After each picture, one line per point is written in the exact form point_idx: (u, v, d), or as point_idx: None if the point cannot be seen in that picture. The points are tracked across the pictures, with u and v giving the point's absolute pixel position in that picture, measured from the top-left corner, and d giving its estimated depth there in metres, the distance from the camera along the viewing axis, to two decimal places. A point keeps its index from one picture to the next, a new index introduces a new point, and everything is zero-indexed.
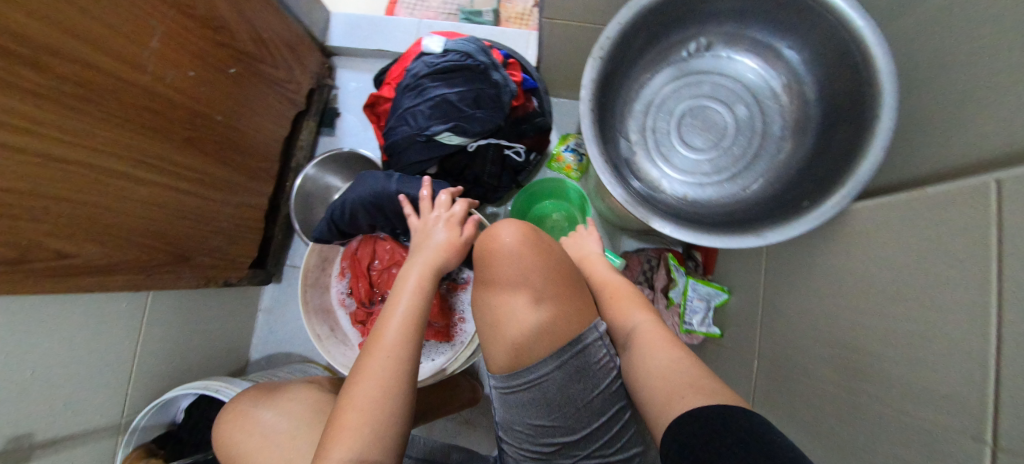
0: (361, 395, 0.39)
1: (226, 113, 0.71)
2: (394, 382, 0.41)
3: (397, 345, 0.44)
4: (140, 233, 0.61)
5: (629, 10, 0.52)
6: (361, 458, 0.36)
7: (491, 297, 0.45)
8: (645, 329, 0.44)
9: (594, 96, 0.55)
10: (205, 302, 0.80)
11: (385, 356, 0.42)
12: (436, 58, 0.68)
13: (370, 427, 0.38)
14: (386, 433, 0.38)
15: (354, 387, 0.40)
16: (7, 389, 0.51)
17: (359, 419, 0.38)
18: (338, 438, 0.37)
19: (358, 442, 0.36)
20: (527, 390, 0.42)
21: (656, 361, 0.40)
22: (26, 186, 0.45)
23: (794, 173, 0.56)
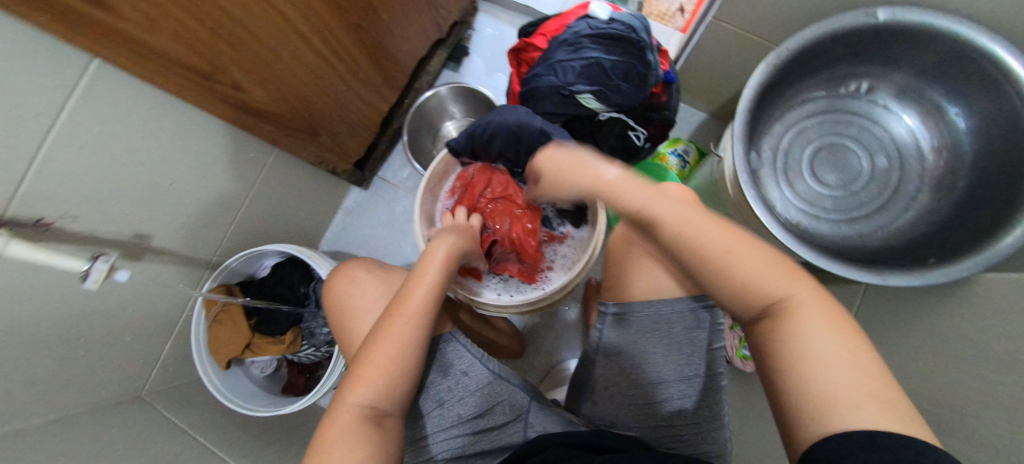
0: (380, 350, 0.42)
1: (390, 16, 0.75)
2: (413, 343, 0.43)
3: (424, 309, 0.46)
4: (290, 94, 0.65)
5: (818, 29, 0.53)
6: (370, 404, 0.39)
7: (647, 239, 0.51)
8: (802, 303, 0.30)
9: (753, 99, 0.58)
10: (305, 182, 0.87)
11: (407, 319, 0.45)
12: (600, 22, 0.70)
13: (385, 381, 0.41)
14: (396, 390, 0.41)
15: (377, 344, 0.43)
16: (146, 190, 0.58)
17: (379, 370, 0.41)
18: (357, 384, 0.40)
19: (370, 390, 0.40)
20: (654, 318, 0.49)
21: (828, 351, 0.27)
22: (230, 10, 0.48)
23: (918, 234, 0.57)
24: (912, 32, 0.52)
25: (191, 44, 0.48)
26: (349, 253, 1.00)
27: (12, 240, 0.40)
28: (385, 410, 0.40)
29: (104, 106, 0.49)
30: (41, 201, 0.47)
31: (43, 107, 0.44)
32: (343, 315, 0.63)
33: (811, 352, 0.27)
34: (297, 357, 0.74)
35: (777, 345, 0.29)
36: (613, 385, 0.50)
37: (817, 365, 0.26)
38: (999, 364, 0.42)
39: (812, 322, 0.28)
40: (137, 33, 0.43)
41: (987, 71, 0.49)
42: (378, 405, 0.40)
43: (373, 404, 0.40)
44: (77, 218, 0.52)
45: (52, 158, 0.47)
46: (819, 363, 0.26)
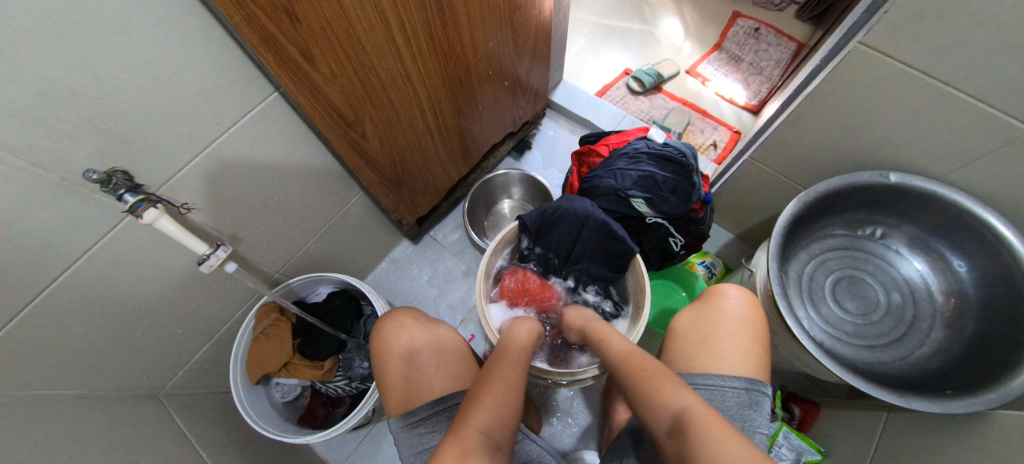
0: (494, 389, 0.48)
1: (482, 107, 0.92)
2: (517, 390, 0.49)
3: (523, 364, 0.54)
4: (398, 149, 0.78)
5: (839, 180, 0.67)
6: (490, 429, 0.43)
7: (709, 327, 0.61)
8: (699, 410, 0.41)
9: (787, 224, 0.68)
10: (372, 225, 0.96)
11: (509, 370, 0.52)
12: (657, 145, 0.85)
13: (499, 410, 0.45)
14: (504, 426, 0.44)
15: (487, 385, 0.48)
16: (256, 201, 0.68)
17: (492, 400, 0.46)
18: (472, 412, 0.44)
19: (488, 415, 0.44)
20: (705, 389, 0.54)
21: (709, 435, 0.38)
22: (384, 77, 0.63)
23: (936, 370, 0.62)
24: (914, 192, 0.65)
25: (349, 95, 0.61)
26: (386, 298, 1.04)
27: (161, 215, 0.49)
28: (498, 443, 0.42)
29: (263, 129, 0.61)
30: (184, 189, 0.56)
31: (225, 119, 0.55)
32: (387, 358, 0.62)
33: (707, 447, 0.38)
34: (326, 388, 0.74)
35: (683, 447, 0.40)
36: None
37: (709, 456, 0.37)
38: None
39: (700, 415, 0.41)
40: (320, 81, 0.56)
41: (981, 232, 0.60)
42: (493, 435, 0.42)
43: (488, 432, 0.42)
44: (200, 210, 0.60)
45: (209, 157, 0.57)
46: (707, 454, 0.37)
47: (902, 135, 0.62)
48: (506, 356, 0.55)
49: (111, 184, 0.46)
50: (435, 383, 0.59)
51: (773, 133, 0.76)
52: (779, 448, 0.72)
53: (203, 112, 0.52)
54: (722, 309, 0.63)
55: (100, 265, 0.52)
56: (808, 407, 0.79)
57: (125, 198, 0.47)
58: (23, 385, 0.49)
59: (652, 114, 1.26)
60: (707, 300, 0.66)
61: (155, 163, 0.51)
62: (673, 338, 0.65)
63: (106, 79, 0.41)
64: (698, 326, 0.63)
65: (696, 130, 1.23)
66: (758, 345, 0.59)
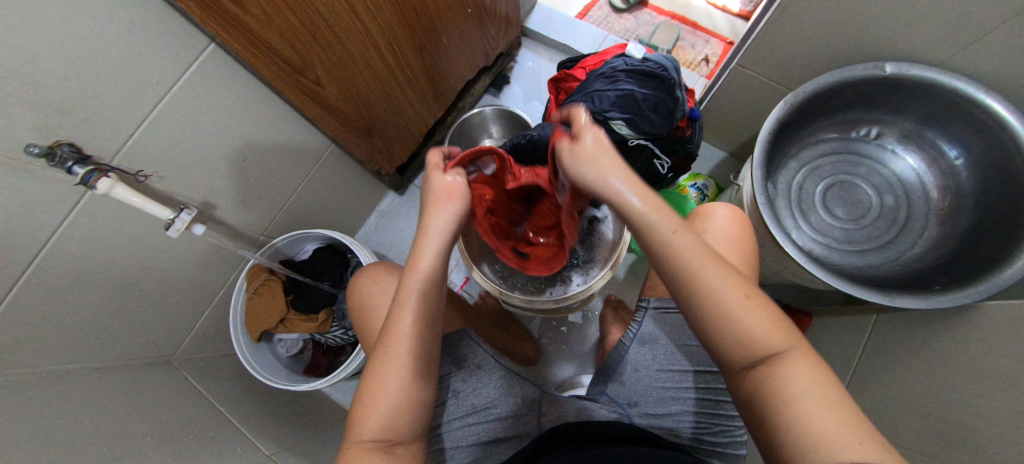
0: (379, 385, 0.42)
1: (448, 39, 0.86)
2: (410, 372, 0.42)
3: (419, 319, 0.42)
4: (361, 94, 0.75)
5: (830, 77, 0.62)
6: (381, 438, 0.41)
7: None
8: (797, 358, 0.35)
9: (772, 132, 0.64)
10: (351, 179, 0.94)
11: (399, 350, 0.42)
12: (635, 61, 0.79)
13: (388, 415, 0.41)
14: (399, 419, 0.42)
15: (374, 375, 0.42)
16: (223, 164, 0.66)
17: (377, 401, 0.41)
18: (361, 422, 0.41)
19: (377, 427, 0.41)
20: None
21: (812, 394, 0.33)
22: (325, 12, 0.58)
23: (926, 267, 0.61)
24: (911, 84, 0.60)
25: (292, 40, 0.57)
26: (378, 252, 1.05)
27: (116, 183, 0.48)
28: (394, 439, 0.42)
29: (208, 85, 0.57)
30: (141, 159, 0.54)
31: (162, 77, 0.52)
32: (369, 310, 0.66)
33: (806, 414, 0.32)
34: (324, 338, 0.78)
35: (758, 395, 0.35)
36: (643, 369, 0.57)
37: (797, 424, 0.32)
38: (1000, 385, 0.45)
39: (802, 370, 0.34)
40: (255, 26, 0.52)
41: (981, 120, 0.56)
42: (385, 436, 0.41)
43: (383, 435, 0.41)
44: (164, 179, 0.58)
45: (157, 122, 0.54)
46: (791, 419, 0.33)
47: (901, 17, 0.56)
48: (399, 318, 0.42)
49: (57, 158, 0.44)
50: None
51: (760, 33, 0.70)
52: None
53: (138, 71, 0.49)
54: (707, 229, 0.60)
55: (80, 245, 0.52)
56: (799, 317, 0.80)
57: (74, 170, 0.45)
58: (37, 362, 0.51)
59: (636, 32, 1.16)
60: (692, 221, 0.63)
61: (102, 133, 0.49)
62: None
63: (26, 46, 0.38)
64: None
65: (686, 45, 1.14)
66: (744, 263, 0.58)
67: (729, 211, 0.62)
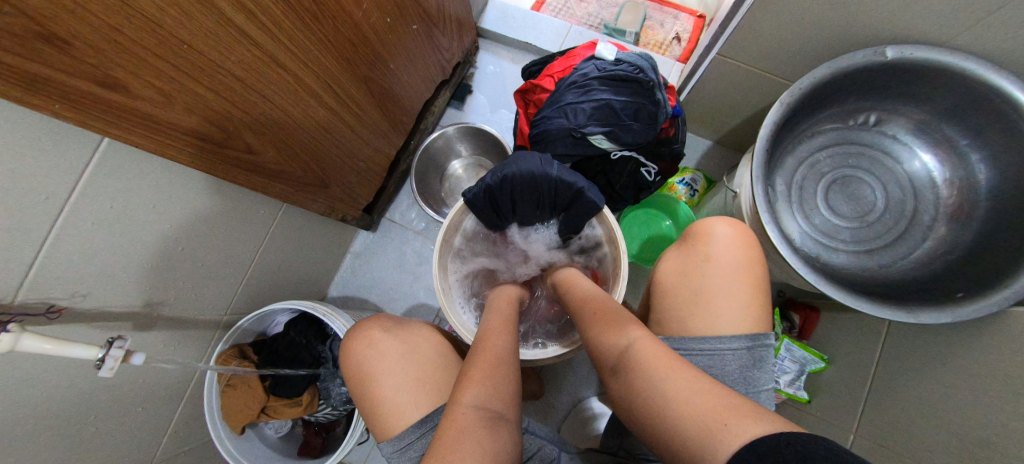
0: (481, 365, 0.46)
1: (397, 63, 0.76)
2: (507, 360, 0.48)
3: (509, 334, 0.53)
4: (304, 148, 0.65)
5: (826, 69, 0.55)
6: (483, 404, 0.41)
7: (699, 275, 0.56)
8: (641, 341, 0.43)
9: (768, 138, 0.59)
10: (314, 230, 0.85)
11: (493, 338, 0.51)
12: (607, 64, 0.71)
13: (489, 384, 0.44)
14: (503, 395, 0.44)
15: (475, 361, 0.47)
16: (157, 259, 0.57)
17: (486, 378, 0.44)
18: (465, 393, 0.43)
19: (479, 392, 0.43)
20: (706, 356, 0.50)
21: (668, 387, 0.37)
22: (240, 74, 0.49)
23: (942, 266, 0.57)
24: (915, 67, 0.54)
25: (208, 113, 0.48)
26: (359, 297, 0.99)
27: (20, 335, 0.39)
28: (498, 413, 0.42)
29: (116, 182, 0.48)
30: (52, 284, 0.46)
31: (52, 191, 0.43)
32: (364, 379, 0.59)
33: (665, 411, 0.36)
34: (314, 417, 0.73)
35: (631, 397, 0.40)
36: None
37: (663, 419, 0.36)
38: None
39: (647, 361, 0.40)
40: (156, 111, 0.43)
41: (993, 102, 0.51)
42: (489, 407, 0.42)
43: (484, 404, 0.42)
44: (88, 295, 0.50)
45: (60, 241, 0.45)
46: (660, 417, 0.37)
47: None
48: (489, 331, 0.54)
49: None
50: (419, 397, 0.56)
51: (743, 21, 0.62)
52: (781, 362, 0.74)
53: (18, 193, 0.40)
54: (711, 253, 0.56)
55: None
56: (807, 313, 0.79)
57: None
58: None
59: (600, 16, 1.05)
60: (692, 244, 0.60)
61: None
62: (660, 293, 0.60)
63: None
64: (687, 279, 0.57)
65: (654, 24, 1.05)
66: (755, 287, 0.54)
67: (733, 228, 0.58)
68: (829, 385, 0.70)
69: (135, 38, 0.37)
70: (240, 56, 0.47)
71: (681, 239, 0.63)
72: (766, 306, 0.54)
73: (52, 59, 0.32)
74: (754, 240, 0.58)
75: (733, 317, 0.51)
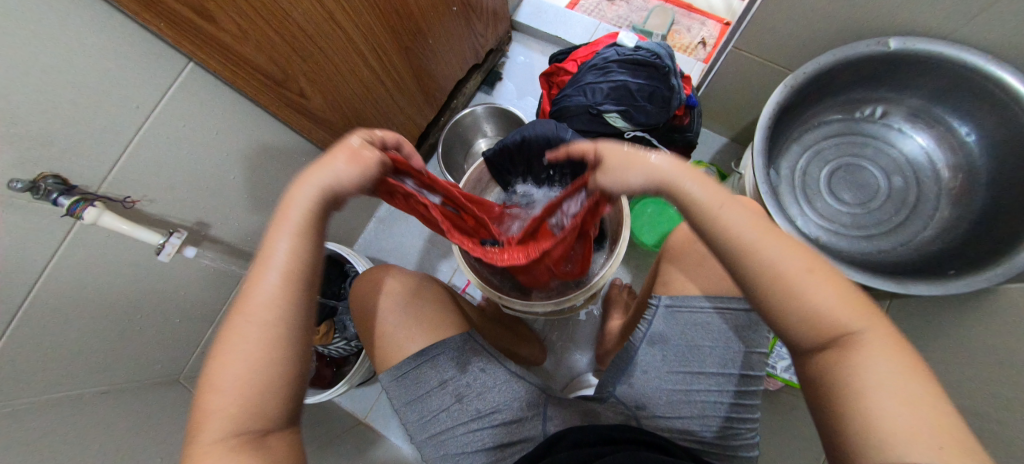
0: (224, 371, 0.34)
1: (435, 38, 0.84)
2: (265, 350, 0.34)
3: (282, 294, 0.35)
4: (347, 103, 0.74)
5: (831, 55, 0.60)
6: (235, 432, 0.33)
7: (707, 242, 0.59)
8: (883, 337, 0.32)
9: (773, 117, 0.62)
10: (345, 187, 0.93)
11: (255, 315, 0.35)
12: (627, 50, 0.77)
13: (239, 401, 0.33)
14: (263, 401, 0.34)
15: (223, 358, 0.35)
16: (212, 185, 0.65)
17: (234, 393, 0.34)
18: (206, 427, 0.33)
19: (224, 417, 0.33)
20: (707, 313, 0.56)
21: (919, 398, 0.29)
22: (306, 22, 0.57)
23: (940, 250, 0.59)
24: (917, 59, 0.58)
25: (270, 53, 0.56)
26: (378, 258, 1.05)
27: (103, 212, 0.48)
28: (256, 431, 0.34)
29: (191, 104, 0.56)
30: (130, 184, 0.54)
31: (142, 101, 0.51)
32: (369, 316, 0.64)
33: (911, 423, 0.28)
34: (327, 350, 0.76)
35: (835, 384, 0.32)
36: (654, 371, 0.56)
37: (898, 430, 0.28)
38: None
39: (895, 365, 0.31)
40: (231, 43, 0.51)
41: (991, 92, 0.54)
42: (246, 428, 0.33)
43: (237, 429, 0.33)
44: (154, 202, 0.58)
45: (142, 147, 0.54)
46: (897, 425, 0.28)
47: None
48: (247, 306, 0.35)
49: (41, 191, 0.43)
50: (417, 335, 0.61)
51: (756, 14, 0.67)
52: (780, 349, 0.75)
53: (116, 97, 0.48)
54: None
55: (81, 270, 0.52)
56: None
57: (59, 202, 0.44)
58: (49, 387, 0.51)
59: (629, 19, 1.12)
60: None
61: (86, 162, 0.48)
62: (667, 259, 0.64)
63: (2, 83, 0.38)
64: (695, 245, 0.60)
65: (681, 29, 1.11)
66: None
67: None
68: None
69: None
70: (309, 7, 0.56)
71: None
72: None
73: None
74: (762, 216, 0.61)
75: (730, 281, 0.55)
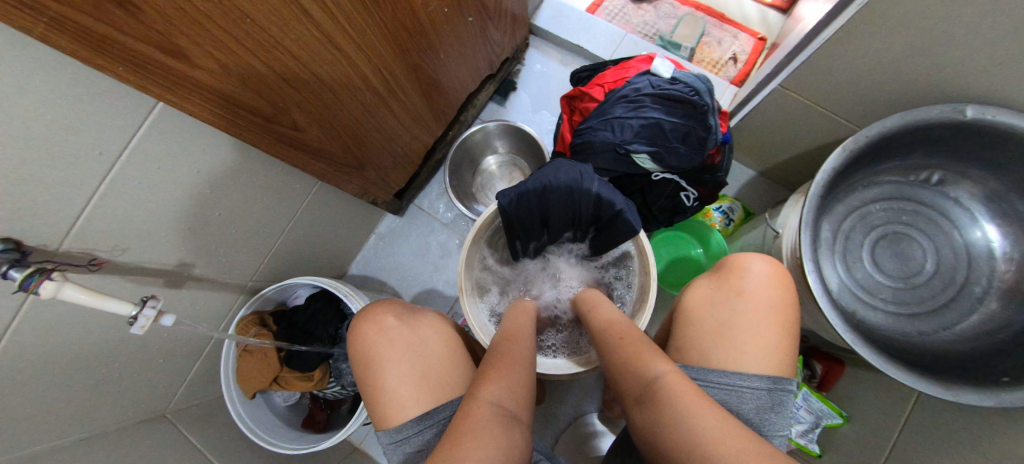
0: (498, 367, 0.47)
1: (448, 53, 0.75)
2: (524, 364, 0.49)
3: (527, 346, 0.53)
4: (347, 130, 0.65)
5: (897, 119, 0.52)
6: (500, 399, 0.42)
7: (726, 311, 0.54)
8: (670, 375, 0.42)
9: (824, 183, 0.56)
10: (343, 208, 0.86)
11: (517, 341, 0.54)
12: (663, 81, 0.69)
13: (506, 385, 0.44)
14: (518, 395, 0.44)
15: (495, 357, 0.49)
16: (195, 223, 0.59)
17: (501, 377, 0.45)
18: (483, 386, 0.44)
19: (496, 387, 0.43)
20: (723, 390, 0.48)
21: (695, 418, 0.37)
22: (300, 54, 0.49)
23: (988, 343, 0.55)
24: (996, 131, 0.51)
25: (257, 88, 0.48)
26: (377, 278, 1.00)
27: (63, 284, 0.40)
28: (512, 411, 0.42)
29: (165, 145, 0.49)
30: (96, 235, 0.47)
31: (106, 147, 0.43)
32: (369, 363, 0.60)
33: (694, 435, 0.36)
34: (323, 392, 0.78)
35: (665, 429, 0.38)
36: None
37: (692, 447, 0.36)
38: None
39: (682, 392, 0.40)
40: (210, 81, 0.43)
41: None
42: (503, 404, 0.42)
43: (501, 404, 0.42)
44: (127, 251, 0.52)
45: (110, 194, 0.46)
46: (704, 439, 0.35)
47: (999, 48, 0.46)
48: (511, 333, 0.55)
49: None
50: (420, 392, 0.56)
51: (816, 54, 0.59)
52: (797, 411, 0.71)
53: (74, 148, 0.41)
54: (744, 288, 0.55)
55: (46, 336, 0.47)
56: (831, 364, 0.76)
57: (10, 275, 0.38)
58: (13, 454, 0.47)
59: (656, 26, 1.02)
60: (726, 276, 0.58)
61: (42, 221, 0.42)
62: (683, 320, 0.58)
63: None
64: (714, 310, 0.56)
65: (712, 40, 1.01)
66: (786, 328, 0.52)
67: (765, 268, 0.56)
68: (843, 443, 0.68)
69: (204, 10, 0.36)
70: (304, 37, 0.47)
71: (714, 269, 0.61)
72: (793, 355, 0.52)
73: (125, 24, 0.33)
74: (790, 281, 0.56)
75: (756, 354, 0.50)
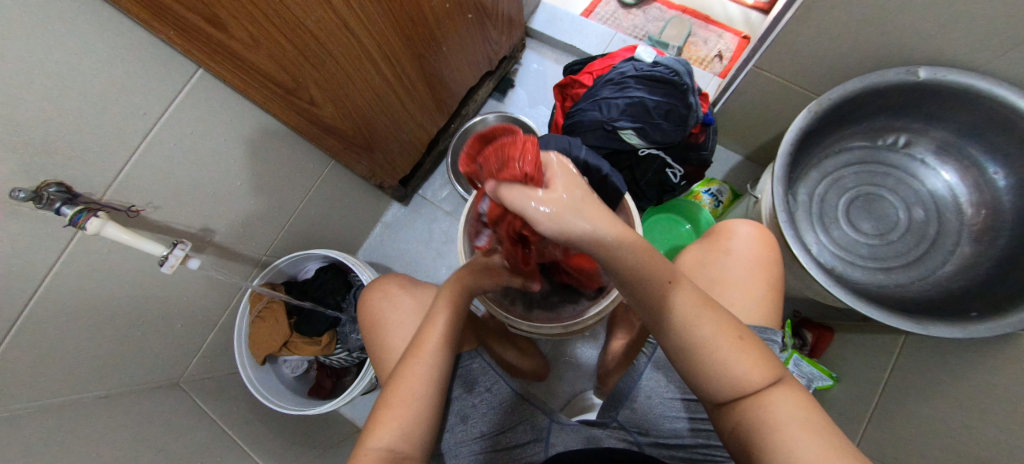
0: (396, 398, 0.44)
1: (450, 48, 0.83)
2: (429, 383, 0.45)
3: (435, 357, 0.46)
4: (361, 112, 0.72)
5: (858, 83, 0.58)
6: (392, 446, 0.41)
7: (715, 269, 0.59)
8: (776, 395, 0.35)
9: (795, 143, 0.60)
10: (352, 192, 0.92)
11: (425, 356, 0.46)
12: (646, 65, 0.75)
13: (402, 424, 0.42)
14: (414, 432, 0.43)
15: (400, 381, 0.45)
16: (218, 190, 0.64)
17: (399, 416, 0.43)
18: (378, 430, 0.42)
19: (391, 433, 0.42)
20: None
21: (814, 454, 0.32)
22: (323, 35, 0.56)
23: (960, 288, 0.58)
24: (945, 90, 0.56)
25: (284, 63, 0.55)
26: (383, 264, 1.04)
27: (106, 222, 0.47)
28: (403, 453, 0.41)
29: (198, 112, 0.55)
30: (134, 190, 0.53)
31: (149, 109, 0.50)
32: (377, 327, 0.64)
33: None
34: (329, 360, 0.82)
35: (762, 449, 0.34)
36: (656, 396, 0.55)
37: None
38: None
39: (785, 409, 0.35)
40: (243, 52, 0.50)
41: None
42: (396, 447, 0.41)
43: (392, 447, 0.41)
44: (159, 209, 0.57)
45: (149, 153, 0.53)
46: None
47: (941, 14, 0.52)
48: (421, 345, 0.46)
49: (44, 200, 0.42)
50: None
51: (782, 32, 0.65)
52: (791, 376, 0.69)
53: (124, 106, 0.47)
54: (732, 248, 0.59)
55: (82, 278, 0.52)
56: (821, 332, 0.78)
57: (62, 211, 0.44)
58: (45, 392, 0.51)
59: (645, 29, 1.11)
60: (715, 238, 0.62)
61: (91, 169, 0.47)
62: None
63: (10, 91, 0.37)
64: (705, 268, 0.60)
65: (698, 40, 1.09)
66: (771, 283, 0.56)
67: (752, 230, 0.60)
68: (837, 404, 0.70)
69: None
70: (328, 19, 0.55)
71: (704, 237, 0.66)
72: (778, 308, 0.56)
73: None
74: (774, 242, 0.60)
75: (744, 307, 0.54)
